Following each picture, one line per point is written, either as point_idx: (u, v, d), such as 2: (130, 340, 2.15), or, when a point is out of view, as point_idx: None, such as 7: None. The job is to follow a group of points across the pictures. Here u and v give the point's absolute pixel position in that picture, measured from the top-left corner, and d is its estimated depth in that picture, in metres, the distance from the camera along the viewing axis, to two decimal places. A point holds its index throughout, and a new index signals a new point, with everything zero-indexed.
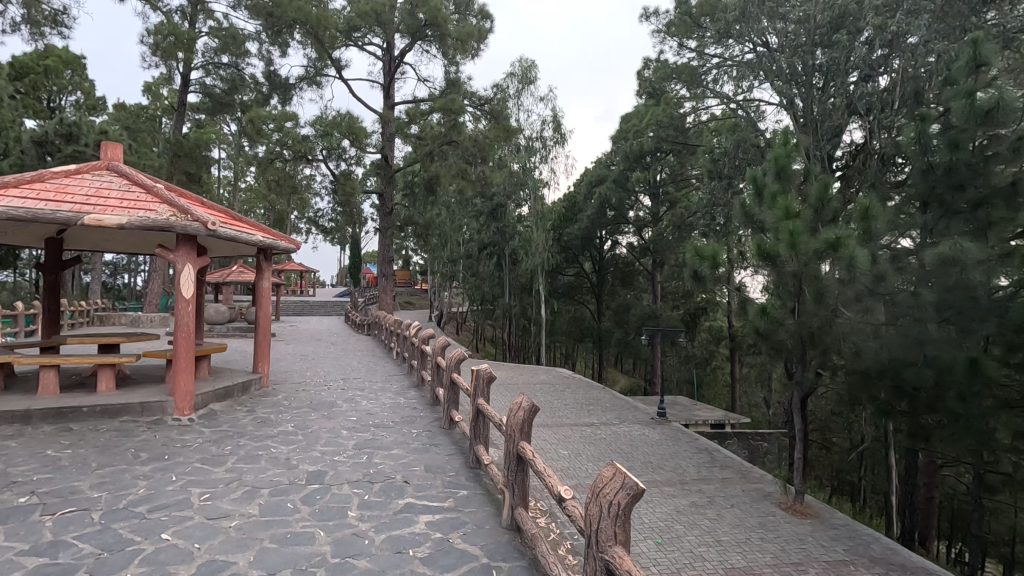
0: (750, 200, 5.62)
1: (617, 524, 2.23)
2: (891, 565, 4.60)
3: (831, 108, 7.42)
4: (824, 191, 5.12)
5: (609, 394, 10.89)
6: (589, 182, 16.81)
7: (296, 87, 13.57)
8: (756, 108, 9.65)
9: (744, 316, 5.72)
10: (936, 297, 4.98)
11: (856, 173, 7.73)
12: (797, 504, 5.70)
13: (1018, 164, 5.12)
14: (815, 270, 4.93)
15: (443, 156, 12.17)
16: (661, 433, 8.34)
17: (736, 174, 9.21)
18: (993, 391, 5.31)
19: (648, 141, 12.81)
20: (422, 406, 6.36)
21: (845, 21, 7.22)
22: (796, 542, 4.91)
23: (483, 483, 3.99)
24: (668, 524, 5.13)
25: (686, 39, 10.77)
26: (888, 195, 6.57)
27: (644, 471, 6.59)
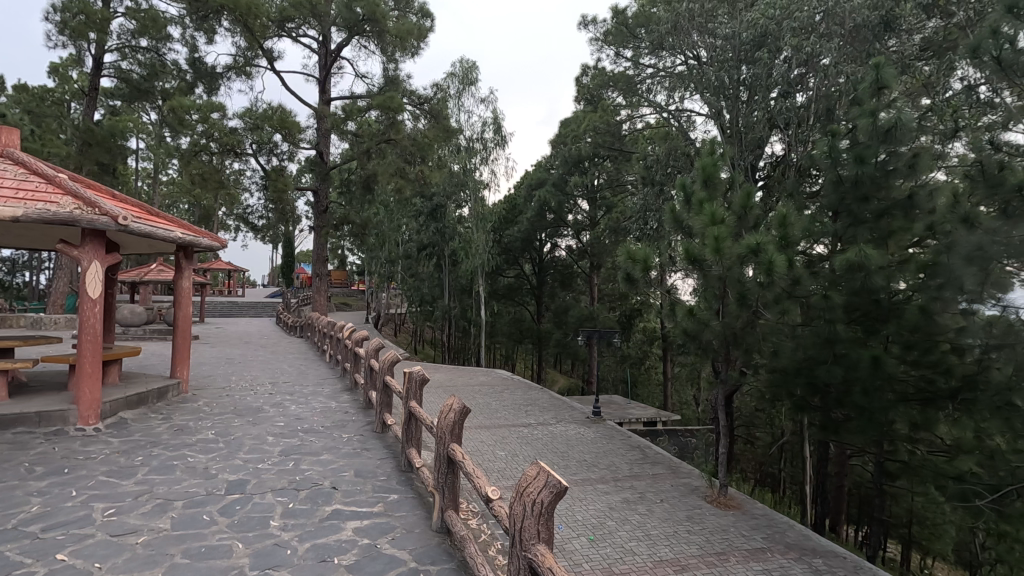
0: (679, 206, 5.87)
1: (540, 524, 2.25)
2: (804, 549, 4.91)
3: (752, 122, 7.88)
4: (747, 200, 5.44)
5: (546, 394, 11.04)
6: (529, 186, 17.01)
7: (223, 77, 12.89)
8: (688, 118, 10.11)
9: (673, 317, 5.97)
10: (845, 300, 5.36)
11: (775, 183, 8.24)
12: (721, 496, 5.98)
13: (914, 179, 5.64)
14: (738, 273, 5.22)
15: (382, 155, 11.95)
16: (596, 431, 8.55)
17: (667, 180, 9.60)
18: (893, 387, 5.75)
19: (585, 148, 13.41)
20: (354, 410, 6.19)
21: (766, 40, 7.58)
22: (719, 533, 5.16)
23: (414, 487, 3.92)
24: (601, 520, 5.26)
25: (622, 49, 11.12)
26: (804, 205, 7.03)
27: (579, 469, 6.73)
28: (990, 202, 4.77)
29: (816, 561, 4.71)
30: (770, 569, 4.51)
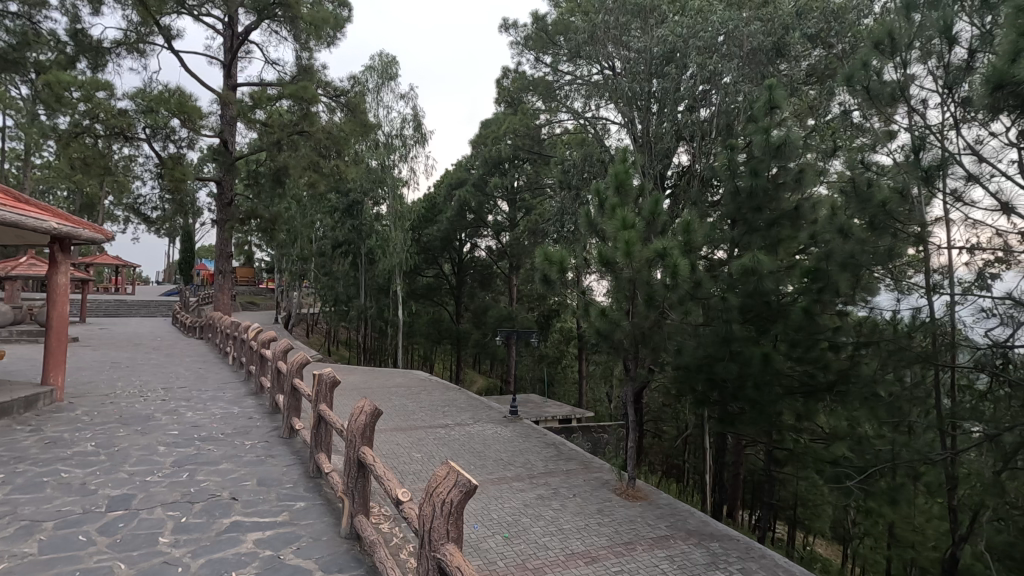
0: (594, 210, 6.09)
1: (450, 523, 2.26)
2: (702, 534, 5.26)
3: (661, 132, 8.32)
4: (655, 207, 5.75)
5: (465, 395, 11.03)
6: (449, 185, 16.94)
7: (111, 52, 11.72)
8: (603, 126, 10.50)
9: (587, 317, 6.18)
10: (741, 301, 5.80)
11: (682, 191, 8.75)
12: (630, 488, 6.27)
13: (799, 192, 6.22)
14: (646, 276, 5.50)
15: (294, 147, 11.30)
16: (512, 430, 8.66)
17: (583, 185, 9.92)
18: (781, 381, 6.28)
19: (505, 150, 13.52)
20: (259, 415, 5.85)
21: (675, 56, 8.03)
22: (627, 523, 5.40)
23: (323, 493, 3.77)
24: (516, 518, 5.34)
25: (542, 55, 11.37)
26: (706, 212, 7.53)
27: (495, 468, 6.79)
28: (860, 215, 5.37)
29: (713, 544, 5.06)
30: (673, 555, 4.79)
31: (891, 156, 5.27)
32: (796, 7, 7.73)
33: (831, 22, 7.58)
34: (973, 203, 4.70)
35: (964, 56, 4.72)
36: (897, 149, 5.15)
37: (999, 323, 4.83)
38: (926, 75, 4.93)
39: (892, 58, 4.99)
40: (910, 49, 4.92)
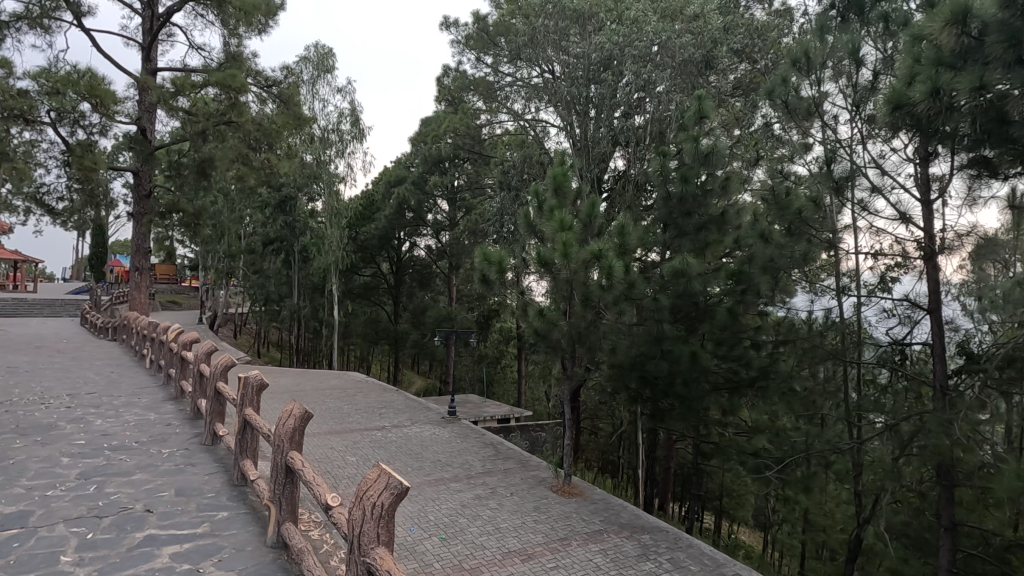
0: (533, 211, 6.16)
1: (382, 527, 2.22)
2: (634, 527, 5.44)
3: (598, 136, 8.54)
4: (592, 209, 5.90)
5: (402, 396, 10.87)
6: (388, 183, 16.56)
7: (10, 26, 10.66)
8: (542, 128, 10.65)
9: (525, 317, 6.25)
10: (671, 302, 6.04)
11: (617, 195, 9.02)
12: (566, 485, 6.39)
13: (725, 199, 6.57)
14: (583, 276, 5.63)
15: (221, 138, 10.79)
16: (450, 431, 8.61)
17: (523, 186, 10.02)
18: (708, 378, 6.59)
19: (445, 149, 13.45)
20: (179, 421, 5.50)
21: (611, 63, 8.27)
22: (562, 519, 5.50)
23: (248, 502, 3.60)
24: (452, 519, 5.31)
25: (483, 55, 11.41)
26: (641, 216, 7.79)
27: (432, 469, 6.72)
28: (779, 221, 5.72)
29: (644, 536, 5.25)
30: (607, 548, 4.92)
31: (806, 167, 5.65)
32: (723, 22, 8.14)
33: (755, 39, 8.06)
34: (876, 213, 5.13)
35: (870, 77, 5.15)
36: (812, 161, 5.52)
37: (898, 322, 5.26)
38: (837, 93, 5.33)
39: (808, 75, 5.35)
40: (823, 68, 5.30)
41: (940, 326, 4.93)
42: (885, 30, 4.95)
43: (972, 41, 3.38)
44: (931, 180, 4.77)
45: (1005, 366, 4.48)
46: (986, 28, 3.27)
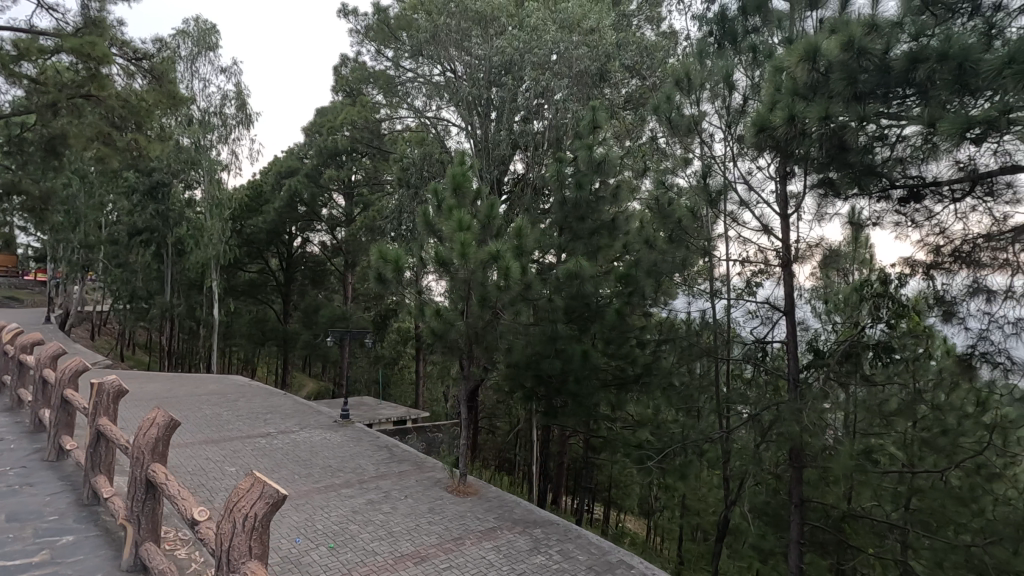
0: (432, 210, 6.11)
1: (254, 539, 2.08)
2: (527, 522, 5.57)
3: (498, 139, 8.67)
4: (491, 210, 5.96)
5: (290, 400, 10.29)
6: (277, 174, 15.48)
7: None
8: (444, 127, 10.60)
9: (422, 317, 6.19)
10: (565, 303, 6.28)
11: (516, 198, 9.22)
12: (461, 485, 6.39)
13: (616, 206, 6.95)
14: (480, 277, 5.67)
15: (76, 113, 9.39)
16: (342, 434, 8.29)
17: (422, 185, 9.90)
18: (598, 376, 6.90)
19: (342, 141, 12.95)
20: (15, 435, 4.78)
21: (512, 68, 8.42)
22: (457, 519, 5.50)
23: (100, 522, 3.21)
24: (342, 526, 5.11)
25: (384, 48, 11.13)
26: (538, 219, 8.00)
27: (322, 475, 6.43)
28: (663, 229, 6.15)
29: (535, 530, 5.39)
30: (500, 545, 4.99)
31: (686, 180, 6.09)
32: (617, 38, 8.58)
33: (644, 57, 8.62)
34: (743, 224, 5.69)
35: (740, 101, 5.70)
36: (692, 174, 5.99)
37: (761, 323, 5.83)
38: (713, 113, 5.83)
39: (689, 95, 5.82)
40: (702, 89, 5.78)
41: (794, 326, 5.55)
42: (753, 59, 5.47)
43: (819, 76, 3.85)
44: (789, 198, 5.37)
45: (844, 360, 5.17)
46: (830, 67, 3.77)
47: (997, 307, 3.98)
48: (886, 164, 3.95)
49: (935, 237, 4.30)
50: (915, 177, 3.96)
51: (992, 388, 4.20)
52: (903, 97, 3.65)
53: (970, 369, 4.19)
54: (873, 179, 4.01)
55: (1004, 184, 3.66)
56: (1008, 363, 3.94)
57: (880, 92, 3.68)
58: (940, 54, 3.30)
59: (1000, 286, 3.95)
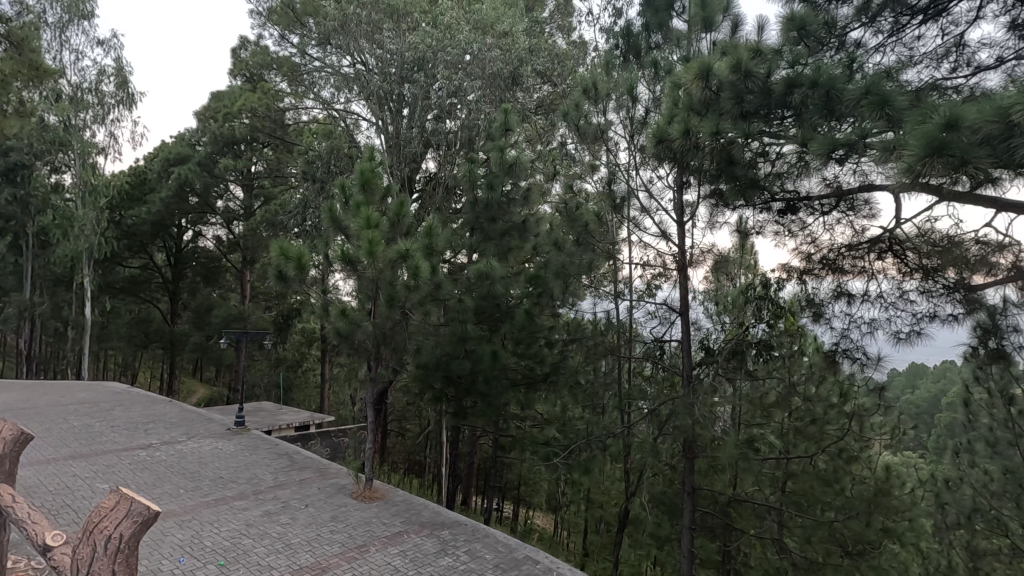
0: (338, 206, 5.86)
1: (118, 561, 1.92)
2: (435, 524, 5.51)
3: (410, 136, 8.53)
4: (400, 208, 5.83)
5: (177, 407, 9.46)
6: (164, 160, 14.17)
7: None
8: (354, 120, 10.27)
9: (327, 317, 5.93)
10: (475, 303, 6.33)
11: (427, 197, 9.13)
12: (367, 490, 6.19)
13: (526, 208, 7.07)
14: (389, 276, 5.54)
15: None
16: (237, 443, 7.75)
17: (329, 180, 9.49)
18: (508, 376, 6.95)
19: (241, 129, 12.14)
20: None
21: (425, 64, 8.32)
22: (362, 526, 5.33)
23: None
24: (235, 541, 4.78)
25: (288, 33, 10.59)
26: (450, 218, 7.95)
27: (213, 488, 5.96)
28: (570, 232, 6.32)
29: (443, 532, 5.34)
30: (405, 549, 4.89)
31: (593, 186, 6.33)
32: (529, 43, 8.74)
33: (555, 64, 8.88)
34: (644, 230, 5.99)
35: (643, 113, 6.01)
36: (598, 180, 6.22)
37: (659, 323, 6.11)
38: (618, 123, 6.09)
39: (596, 104, 6.04)
40: (608, 99, 6.02)
41: (688, 326, 5.91)
42: (655, 74, 5.79)
43: (710, 94, 4.13)
44: (684, 206, 5.73)
45: (731, 357, 5.63)
46: (721, 86, 4.05)
47: (855, 308, 4.58)
48: (766, 178, 4.29)
49: (808, 246, 4.76)
50: (791, 192, 4.35)
51: (851, 379, 4.75)
52: (782, 118, 4.01)
53: (834, 364, 4.71)
54: (757, 191, 4.38)
55: (862, 201, 4.19)
56: (863, 358, 4.52)
57: (763, 112, 4.03)
58: (811, 82, 3.70)
59: (858, 289, 4.56)
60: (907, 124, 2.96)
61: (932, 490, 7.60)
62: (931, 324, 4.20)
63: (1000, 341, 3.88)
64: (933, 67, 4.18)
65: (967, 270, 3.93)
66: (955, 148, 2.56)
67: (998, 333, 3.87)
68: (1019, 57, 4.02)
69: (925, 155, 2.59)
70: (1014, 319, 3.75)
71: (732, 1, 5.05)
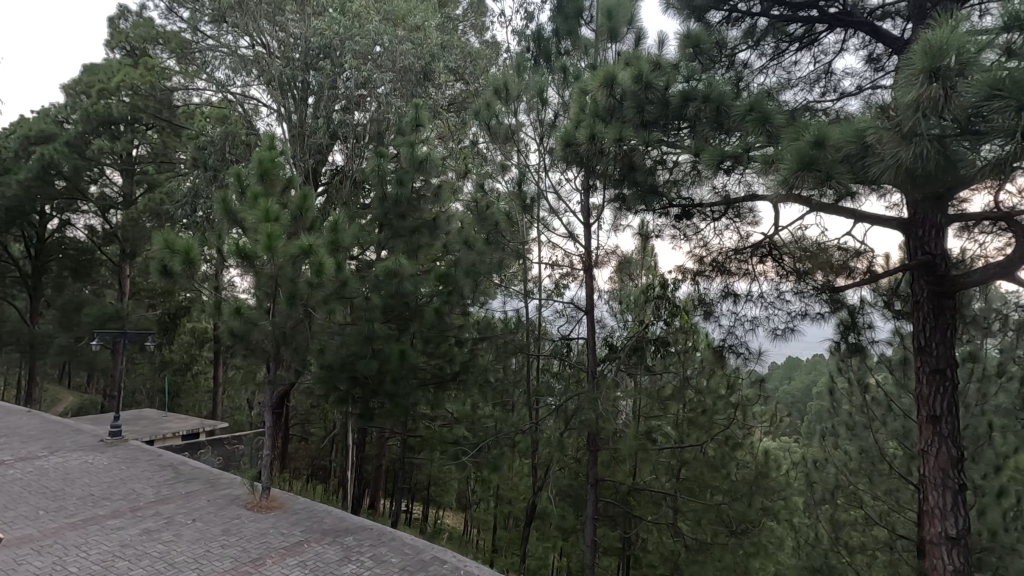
0: (233, 196, 5.46)
1: None
2: (337, 531, 5.29)
3: (314, 126, 8.14)
4: (303, 201, 5.53)
5: (37, 418, 8.35)
6: (23, 137, 12.37)
7: None
8: (252, 105, 9.62)
9: (219, 316, 5.49)
10: (382, 302, 6.15)
11: (333, 191, 8.78)
12: (263, 500, 5.82)
13: (437, 206, 6.99)
14: (291, 272, 5.24)
15: None
16: (111, 456, 6.98)
17: (223, 167, 8.82)
18: (417, 375, 6.81)
19: (120, 108, 10.95)
20: None
21: (331, 52, 7.96)
22: (257, 538, 5.00)
23: None
24: (106, 565, 4.30)
25: (178, 7, 9.72)
26: (358, 213, 7.68)
27: (81, 508, 5.33)
28: (480, 231, 6.33)
29: (347, 539, 5.15)
30: (304, 559, 4.65)
31: (504, 185, 6.37)
32: (441, 39, 8.67)
33: (467, 63, 8.88)
34: (553, 230, 6.15)
35: (552, 116, 6.15)
36: (509, 180, 6.28)
37: (566, 321, 6.26)
38: (528, 125, 6.19)
39: (507, 105, 6.06)
40: (519, 100, 6.07)
41: (593, 325, 6.10)
42: (563, 79, 5.94)
43: (615, 102, 4.34)
44: (591, 209, 5.94)
45: (632, 353, 5.77)
46: (624, 95, 4.27)
47: (740, 307, 4.98)
48: (665, 185, 4.54)
49: (700, 249, 5.06)
50: (685, 199, 4.63)
51: (736, 371, 5.19)
52: (678, 129, 4.27)
53: (721, 359, 5.11)
54: (655, 197, 4.60)
55: (747, 209, 4.69)
56: (746, 352, 4.93)
57: (662, 123, 4.26)
58: (704, 96, 3.98)
59: (742, 290, 4.97)
60: (784, 140, 3.27)
61: (802, 470, 8.45)
62: (802, 321, 4.81)
63: (857, 336, 4.80)
64: (806, 91, 4.72)
65: (832, 273, 4.64)
66: (822, 166, 2.88)
67: (856, 329, 4.78)
68: (874, 87, 4.62)
69: (798, 168, 2.88)
70: (867, 317, 4.74)
71: (636, 15, 5.34)
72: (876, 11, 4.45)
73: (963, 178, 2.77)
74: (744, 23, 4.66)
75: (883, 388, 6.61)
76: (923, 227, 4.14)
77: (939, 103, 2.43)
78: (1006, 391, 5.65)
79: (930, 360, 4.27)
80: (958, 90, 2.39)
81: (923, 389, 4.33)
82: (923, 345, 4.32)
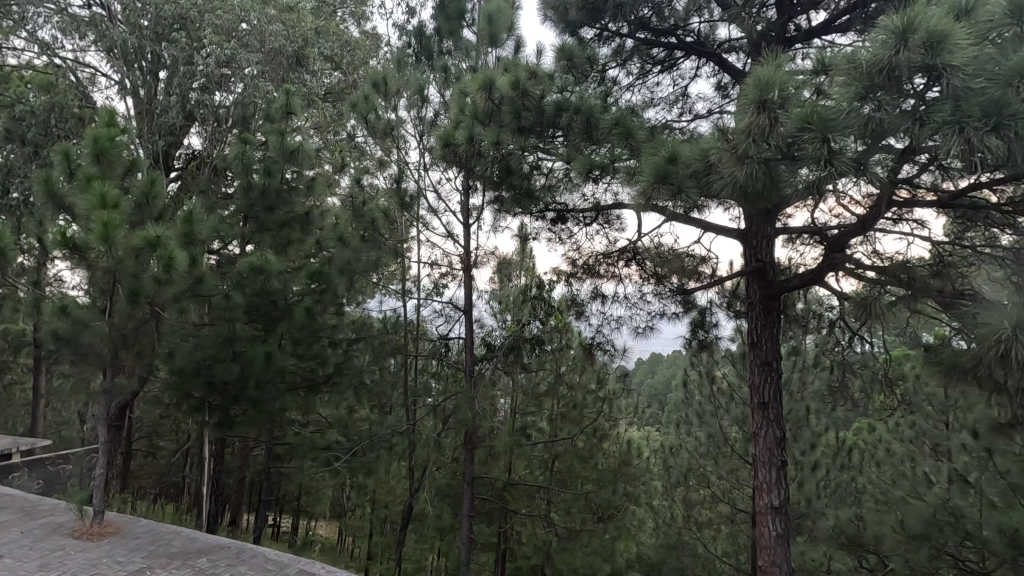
0: (60, 177, 4.71)
1: None
2: (188, 554, 4.78)
3: (166, 104, 7.30)
4: (151, 188, 4.92)
5: None
6: None
7: None
8: (87, 74, 8.39)
9: (38, 317, 4.69)
10: (245, 301, 5.66)
11: (189, 176, 7.95)
12: (95, 526, 5.09)
13: (310, 200, 6.60)
14: (133, 267, 4.62)
15: None
16: None
17: (47, 143, 7.57)
18: (284, 379, 6.36)
19: None
20: None
21: (188, 24, 7.20)
22: (86, 570, 4.35)
23: None
24: None
25: None
26: (218, 203, 7.02)
27: None
28: (356, 227, 6.09)
29: (199, 560, 4.67)
30: None
31: (383, 181, 6.18)
32: (316, 24, 8.23)
33: (345, 52, 8.51)
34: (432, 230, 6.10)
35: (433, 114, 6.10)
36: (387, 176, 6.11)
37: (444, 320, 6.22)
38: (408, 121, 6.09)
39: (387, 100, 5.92)
40: (399, 96, 5.97)
41: (471, 324, 6.13)
42: (444, 78, 5.91)
43: (493, 106, 4.39)
44: (471, 210, 5.99)
45: (509, 351, 5.76)
46: (502, 100, 4.36)
47: (608, 307, 5.34)
48: (541, 190, 4.69)
49: (573, 252, 5.33)
50: (560, 204, 4.83)
51: (603, 367, 5.55)
52: (553, 136, 4.50)
53: (591, 356, 5.43)
54: (532, 201, 4.77)
55: (615, 216, 5.04)
56: (612, 349, 5.33)
57: (538, 129, 4.45)
58: (576, 107, 4.27)
59: (610, 291, 5.34)
60: (645, 155, 3.56)
61: (660, 456, 9.24)
62: (660, 320, 5.32)
63: (705, 333, 5.42)
64: (666, 110, 5.18)
65: (685, 277, 5.16)
66: (674, 180, 3.18)
67: (703, 327, 5.40)
68: (720, 111, 5.20)
69: (654, 181, 3.19)
70: (713, 316, 5.39)
71: (515, 23, 5.47)
72: (724, 45, 4.99)
73: (785, 197, 3.21)
74: (613, 42, 5.00)
75: (726, 379, 7.43)
76: (756, 238, 4.76)
77: (766, 131, 2.80)
78: (819, 379, 6.59)
79: (761, 354, 4.89)
80: (780, 120, 2.77)
81: (755, 379, 4.94)
82: (756, 341, 4.94)
